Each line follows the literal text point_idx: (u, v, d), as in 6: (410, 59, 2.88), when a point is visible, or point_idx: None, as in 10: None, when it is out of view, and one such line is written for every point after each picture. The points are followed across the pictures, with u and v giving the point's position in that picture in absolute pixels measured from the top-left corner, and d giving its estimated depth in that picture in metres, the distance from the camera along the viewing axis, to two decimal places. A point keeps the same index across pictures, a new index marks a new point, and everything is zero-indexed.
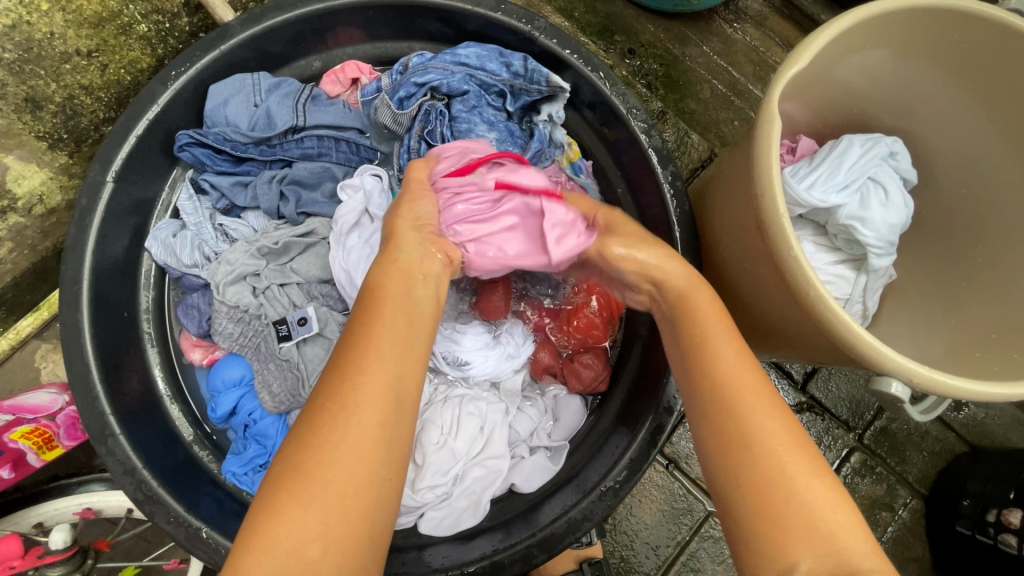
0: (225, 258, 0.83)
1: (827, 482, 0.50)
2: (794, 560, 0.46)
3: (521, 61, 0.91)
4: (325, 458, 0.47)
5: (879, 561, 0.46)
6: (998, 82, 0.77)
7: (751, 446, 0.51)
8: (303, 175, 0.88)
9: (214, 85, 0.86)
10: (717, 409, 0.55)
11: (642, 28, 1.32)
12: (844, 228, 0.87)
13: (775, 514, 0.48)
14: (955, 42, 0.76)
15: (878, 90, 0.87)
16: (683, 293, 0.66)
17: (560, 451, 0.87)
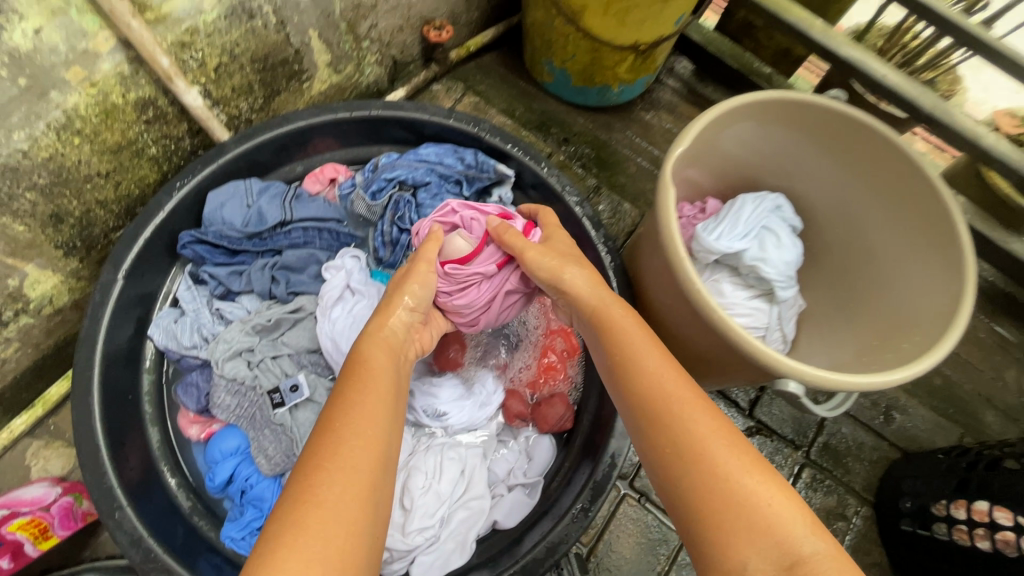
0: (222, 337, 0.94)
1: (767, 471, 0.57)
2: (742, 558, 0.52)
3: (473, 156, 1.11)
4: (318, 511, 0.49)
5: (821, 544, 0.52)
6: (834, 144, 0.99)
7: (693, 446, 0.58)
8: (292, 261, 1.01)
9: (211, 192, 1.00)
10: (662, 418, 0.62)
11: (573, 120, 1.58)
12: (751, 268, 1.05)
13: (729, 517, 0.54)
14: (798, 120, 0.98)
15: (758, 156, 1.09)
16: (623, 322, 0.74)
17: (537, 487, 0.96)
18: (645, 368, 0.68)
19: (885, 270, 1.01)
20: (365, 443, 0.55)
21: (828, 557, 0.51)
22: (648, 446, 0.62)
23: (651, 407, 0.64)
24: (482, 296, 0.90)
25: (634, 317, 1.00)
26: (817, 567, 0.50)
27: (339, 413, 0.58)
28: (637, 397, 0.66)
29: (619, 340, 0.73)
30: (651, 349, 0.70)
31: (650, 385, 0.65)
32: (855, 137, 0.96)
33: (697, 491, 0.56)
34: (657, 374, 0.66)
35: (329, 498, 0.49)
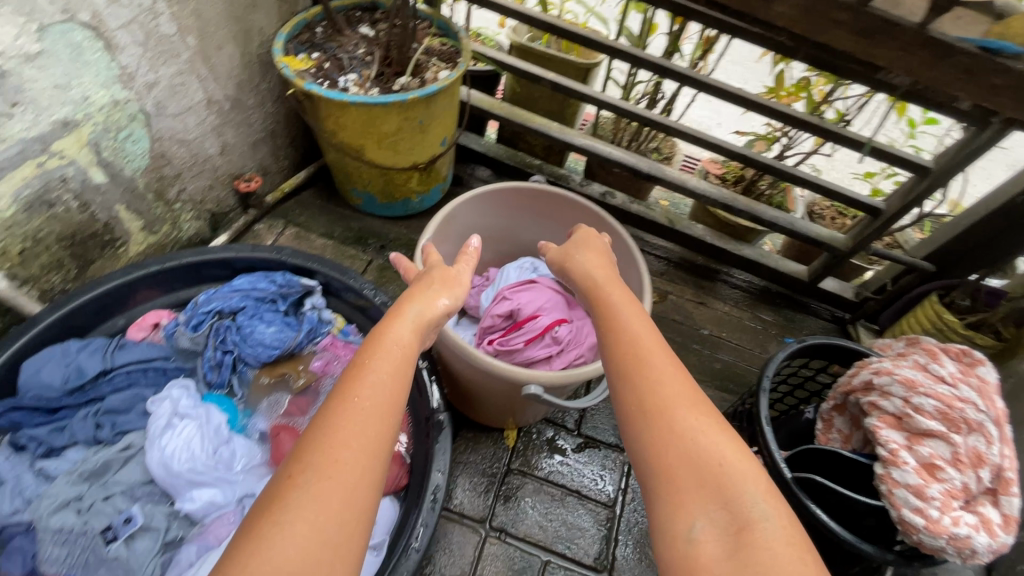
0: (47, 493, 0.98)
1: (714, 428, 0.74)
2: (691, 517, 0.67)
3: (282, 276, 1.30)
4: (337, 467, 0.61)
5: (768, 508, 0.66)
6: (541, 210, 1.39)
7: (655, 400, 0.77)
8: (115, 403, 1.10)
9: (27, 359, 1.08)
10: (643, 376, 0.80)
11: (389, 230, 1.87)
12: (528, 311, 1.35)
13: (682, 468, 0.70)
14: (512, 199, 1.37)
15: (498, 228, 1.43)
16: (615, 299, 0.97)
17: (382, 544, 1.08)
18: (630, 329, 0.89)
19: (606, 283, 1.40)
20: (379, 420, 0.67)
21: (772, 521, 0.64)
22: (620, 392, 0.81)
23: (629, 357, 0.84)
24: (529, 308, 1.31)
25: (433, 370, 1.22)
26: (762, 527, 0.64)
27: (364, 385, 0.69)
28: (630, 352, 0.84)
29: (609, 311, 0.95)
30: (642, 320, 0.91)
31: (630, 342, 0.86)
32: (550, 203, 1.36)
33: (649, 442, 0.74)
34: (640, 337, 0.87)
35: (351, 472, 0.62)
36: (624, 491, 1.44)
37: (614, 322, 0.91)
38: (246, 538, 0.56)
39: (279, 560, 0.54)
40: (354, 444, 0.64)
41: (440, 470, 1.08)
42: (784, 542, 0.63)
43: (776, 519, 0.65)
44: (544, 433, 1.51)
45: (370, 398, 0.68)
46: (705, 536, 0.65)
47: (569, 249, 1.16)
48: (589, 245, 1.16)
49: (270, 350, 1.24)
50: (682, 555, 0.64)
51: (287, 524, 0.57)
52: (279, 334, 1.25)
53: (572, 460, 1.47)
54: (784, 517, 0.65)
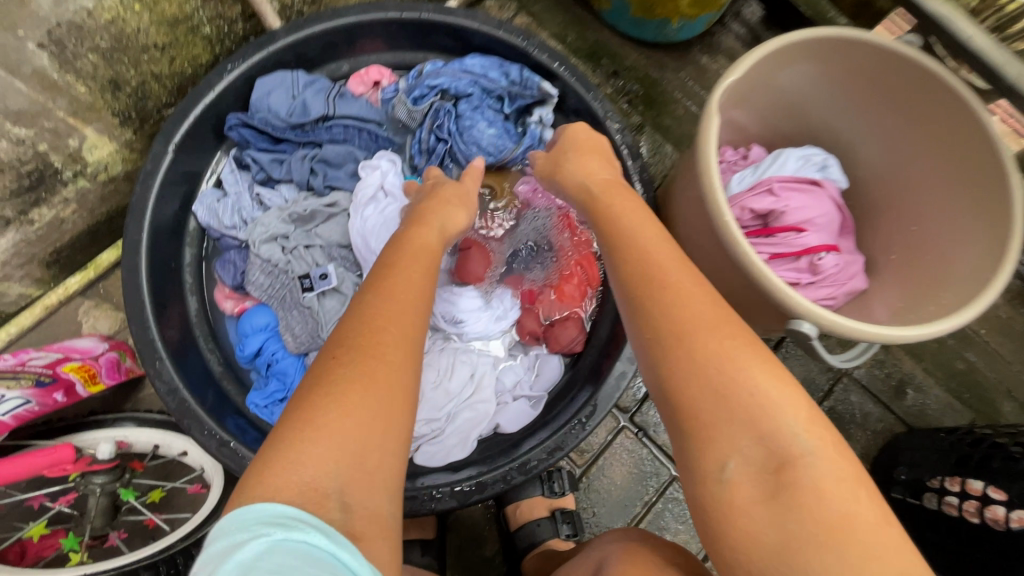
0: (261, 221, 0.99)
1: (748, 368, 0.56)
2: (722, 456, 0.54)
3: (518, 71, 1.08)
4: (371, 379, 0.54)
5: (814, 444, 0.52)
6: (896, 98, 0.93)
7: (679, 321, 0.59)
8: (331, 155, 1.04)
9: (260, 79, 1.01)
10: (646, 300, 0.62)
11: (627, 54, 1.52)
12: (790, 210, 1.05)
13: (710, 394, 0.55)
14: (861, 65, 0.92)
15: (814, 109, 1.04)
16: (614, 217, 0.75)
17: (540, 400, 1.00)
18: (641, 245, 0.68)
19: (933, 236, 0.96)
20: (411, 308, 0.62)
21: (818, 457, 0.51)
22: (640, 317, 0.63)
23: (640, 278, 0.65)
24: (804, 214, 1.01)
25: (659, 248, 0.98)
26: (804, 466, 0.51)
27: (400, 286, 0.64)
28: (642, 276, 0.65)
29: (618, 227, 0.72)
30: (657, 236, 0.69)
31: (652, 269, 0.65)
32: (919, 92, 0.89)
33: (682, 362, 0.57)
34: (653, 253, 0.67)
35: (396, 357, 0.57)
36: None
37: (623, 244, 0.70)
38: (288, 426, 0.51)
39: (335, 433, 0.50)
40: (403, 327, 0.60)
41: (632, 361, 0.91)
42: (831, 481, 0.50)
43: (819, 453, 0.52)
44: None
45: (392, 295, 0.63)
46: (743, 477, 0.53)
47: (567, 156, 0.89)
48: (569, 163, 0.88)
49: (484, 155, 1.08)
50: (713, 496, 0.54)
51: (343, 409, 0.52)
52: (497, 141, 1.08)
53: None
54: (832, 457, 0.51)
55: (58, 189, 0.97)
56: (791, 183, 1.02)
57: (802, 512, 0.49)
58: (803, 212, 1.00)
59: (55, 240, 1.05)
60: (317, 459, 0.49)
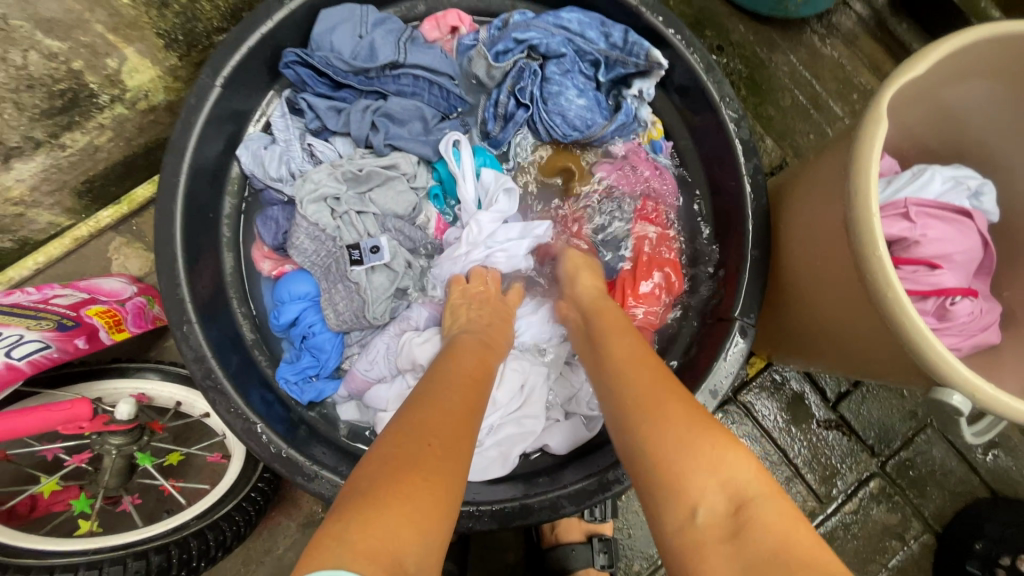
0: (310, 177, 0.87)
1: (715, 438, 0.51)
2: (694, 503, 0.48)
3: (622, 34, 0.92)
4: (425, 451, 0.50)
5: (763, 487, 0.48)
6: None
7: (640, 403, 0.57)
8: (396, 109, 0.91)
9: (324, 11, 0.89)
10: (616, 385, 0.62)
11: (733, 27, 1.31)
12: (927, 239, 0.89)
13: (665, 451, 0.52)
14: None
15: (983, 127, 0.86)
16: (605, 310, 0.78)
17: (596, 421, 0.89)
18: (617, 348, 0.68)
19: None
20: (459, 399, 0.60)
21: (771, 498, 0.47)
22: (613, 407, 0.61)
23: (612, 374, 0.65)
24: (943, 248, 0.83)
25: (760, 265, 0.85)
26: (762, 508, 0.46)
27: (454, 386, 0.62)
28: (611, 370, 0.66)
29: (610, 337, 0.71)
30: (636, 342, 0.68)
31: (630, 363, 0.64)
32: None
33: (644, 433, 0.54)
34: (634, 354, 0.66)
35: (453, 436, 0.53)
36: (846, 496, 1.14)
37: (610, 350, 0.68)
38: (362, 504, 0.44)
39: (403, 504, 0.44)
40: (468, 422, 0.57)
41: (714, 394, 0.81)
42: (780, 519, 0.45)
43: (777, 496, 0.47)
44: (794, 385, 1.15)
45: (440, 395, 0.59)
46: (711, 525, 0.47)
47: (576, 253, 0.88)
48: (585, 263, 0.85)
49: (569, 129, 0.93)
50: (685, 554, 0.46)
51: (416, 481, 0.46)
52: (586, 115, 0.93)
53: (808, 431, 1.15)
54: (787, 504, 0.46)
55: (92, 113, 0.87)
56: (933, 208, 0.85)
57: (751, 545, 0.43)
58: (942, 245, 0.83)
59: (87, 169, 0.96)
60: (387, 528, 0.42)
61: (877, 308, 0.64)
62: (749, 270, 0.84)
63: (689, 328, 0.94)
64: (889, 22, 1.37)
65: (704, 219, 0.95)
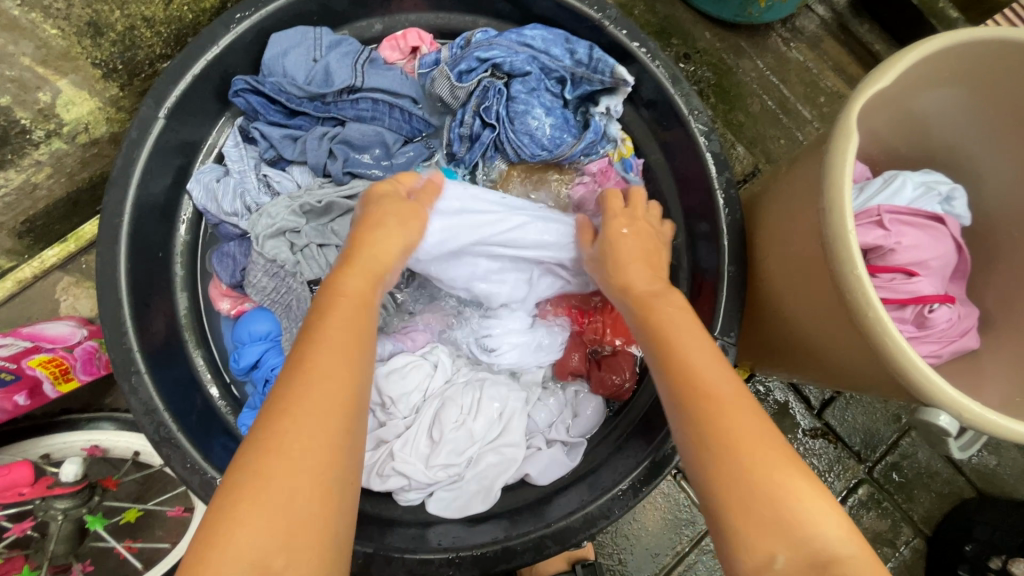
0: (266, 211, 0.83)
1: (796, 486, 0.48)
2: (770, 554, 0.45)
3: (587, 50, 0.90)
4: (277, 459, 0.46)
5: (857, 550, 0.45)
6: None
7: (723, 435, 0.50)
8: (355, 136, 0.87)
9: (275, 34, 0.85)
10: (710, 402, 0.52)
11: (699, 34, 1.31)
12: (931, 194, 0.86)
13: (742, 496, 0.48)
14: (1015, 99, 0.77)
15: (955, 134, 0.86)
16: (678, 322, 0.61)
17: (578, 447, 0.85)
18: (690, 364, 0.56)
19: None
20: (344, 353, 0.52)
21: (865, 562, 0.44)
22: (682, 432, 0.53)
23: (686, 388, 0.54)
24: (917, 258, 0.82)
25: (738, 283, 0.82)
26: (853, 569, 0.44)
27: (330, 329, 0.54)
28: (698, 393, 0.53)
29: (676, 351, 0.58)
30: (703, 347, 0.58)
31: (700, 384, 0.54)
32: None
33: (723, 471, 0.49)
34: (702, 368, 0.55)
35: (311, 414, 0.48)
36: (836, 505, 1.13)
37: (685, 360, 0.56)
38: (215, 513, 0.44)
39: (257, 504, 0.44)
40: (312, 376, 0.50)
41: None
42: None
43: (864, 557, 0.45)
44: (778, 394, 1.14)
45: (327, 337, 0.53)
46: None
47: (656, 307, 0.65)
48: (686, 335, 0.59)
49: (536, 149, 0.90)
50: None
51: (266, 475, 0.45)
52: (555, 134, 0.90)
53: (794, 441, 1.13)
54: (872, 557, 0.45)
55: (26, 150, 0.80)
56: (906, 217, 0.83)
57: None
58: (917, 251, 0.82)
59: (26, 208, 0.89)
60: (240, 553, 0.42)
61: (862, 333, 0.62)
62: (728, 288, 0.82)
63: None
64: (850, 25, 1.38)
65: (679, 233, 0.93)
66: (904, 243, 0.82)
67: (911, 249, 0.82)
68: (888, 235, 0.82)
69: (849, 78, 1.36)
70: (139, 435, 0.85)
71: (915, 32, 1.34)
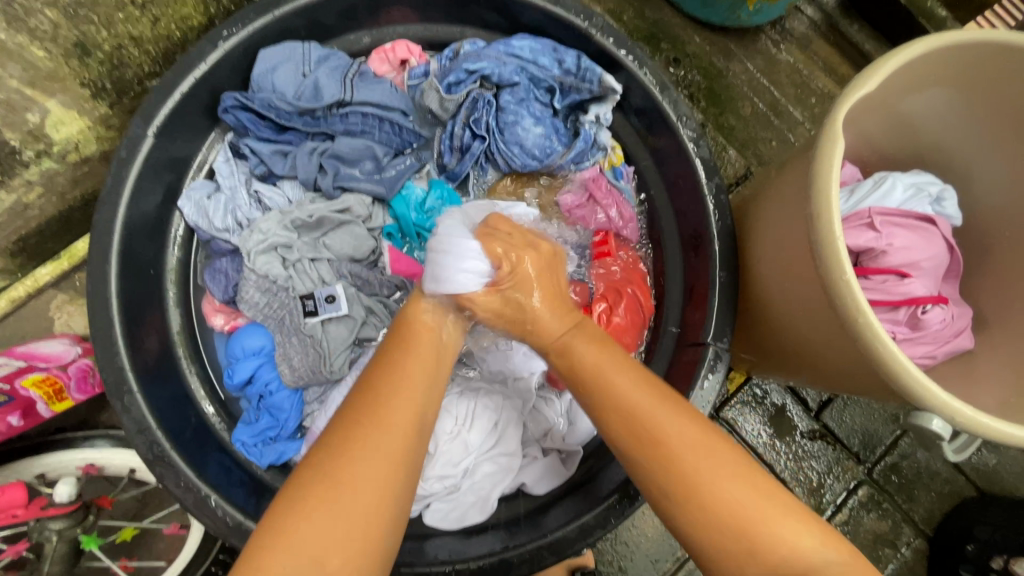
0: (257, 227, 0.83)
1: (778, 511, 0.50)
2: (762, 574, 0.48)
3: (575, 59, 0.90)
4: (357, 476, 0.48)
5: (835, 556, 0.48)
6: None
7: (679, 478, 0.52)
8: (345, 150, 0.87)
9: (263, 50, 0.85)
10: (665, 467, 0.52)
11: (689, 38, 1.31)
12: (921, 190, 0.86)
13: (726, 533, 0.49)
14: (1003, 98, 0.77)
15: (944, 134, 0.86)
16: (605, 365, 0.59)
17: (574, 456, 0.85)
18: (625, 400, 0.56)
19: None
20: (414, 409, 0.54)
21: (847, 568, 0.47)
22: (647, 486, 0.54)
23: (640, 440, 0.54)
24: (908, 261, 0.82)
25: (730, 288, 0.83)
26: None
27: (407, 365, 0.58)
28: (645, 444, 0.54)
29: (606, 383, 0.58)
30: (631, 381, 0.57)
31: (652, 436, 0.54)
32: None
33: (689, 522, 0.51)
34: (655, 416, 0.55)
35: (406, 426, 0.53)
36: (836, 507, 1.12)
37: (610, 401, 0.57)
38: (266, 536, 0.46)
39: (348, 509, 0.47)
40: (394, 406, 0.54)
41: None
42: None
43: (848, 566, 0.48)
44: (775, 397, 1.14)
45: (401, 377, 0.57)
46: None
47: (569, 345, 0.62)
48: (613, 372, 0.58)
49: (527, 158, 0.90)
50: None
51: (334, 496, 0.47)
52: (545, 143, 0.91)
53: (793, 443, 1.13)
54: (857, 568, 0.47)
55: (17, 170, 0.81)
56: (896, 218, 0.83)
57: None
58: (909, 253, 0.82)
59: (18, 227, 0.89)
60: (310, 550, 0.45)
61: (853, 337, 0.62)
62: (720, 293, 0.82)
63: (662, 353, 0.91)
64: (840, 25, 1.38)
65: (670, 240, 0.93)
66: (897, 244, 0.82)
67: (905, 250, 0.82)
68: (882, 236, 0.82)
69: (839, 78, 1.37)
70: (133, 451, 0.85)
71: (904, 31, 1.34)
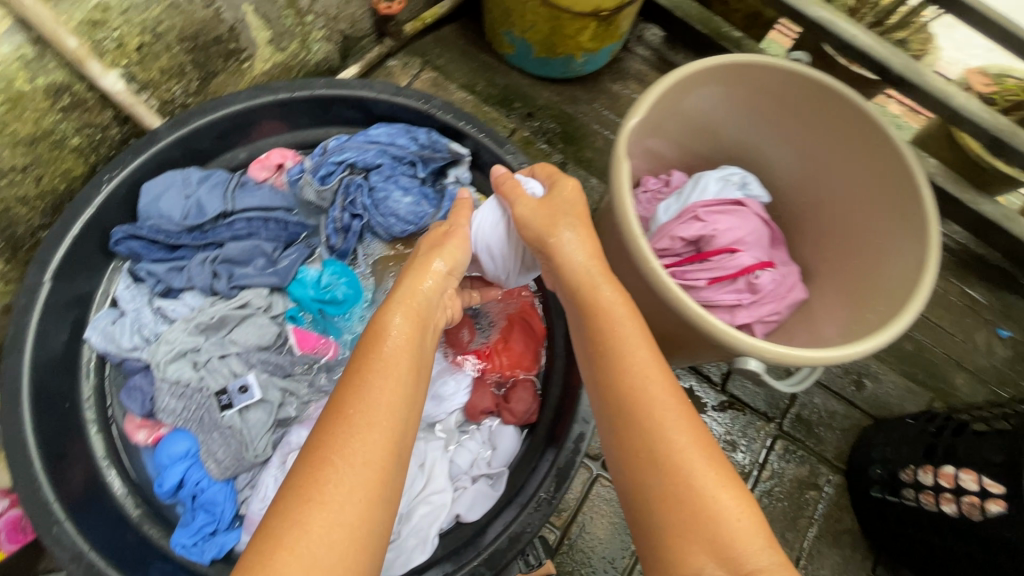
0: (164, 338, 0.90)
1: (717, 494, 0.56)
2: (698, 562, 0.53)
3: (426, 135, 1.05)
4: (331, 483, 0.50)
5: (770, 555, 0.54)
6: (793, 117, 0.97)
7: (648, 444, 0.59)
8: (234, 253, 0.97)
9: (146, 183, 0.95)
10: (639, 424, 0.60)
11: (538, 94, 1.52)
12: (727, 180, 1.05)
13: (679, 512, 0.55)
14: (760, 89, 0.95)
15: (729, 126, 1.04)
16: (614, 309, 0.69)
17: (501, 477, 0.93)
18: (631, 368, 0.64)
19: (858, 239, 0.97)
20: (393, 407, 0.56)
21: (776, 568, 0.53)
22: (622, 446, 0.61)
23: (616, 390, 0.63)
24: (733, 238, 0.99)
25: None
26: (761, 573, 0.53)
27: (375, 389, 0.57)
28: (625, 399, 0.62)
29: (610, 336, 0.67)
30: (638, 345, 0.66)
31: (631, 389, 0.62)
32: (812, 107, 0.93)
33: (643, 487, 0.58)
34: (636, 374, 0.63)
35: (375, 434, 0.54)
36: (760, 466, 1.23)
37: (617, 362, 0.65)
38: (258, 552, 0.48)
39: (334, 501, 0.50)
40: (374, 409, 0.56)
41: (589, 419, 0.87)
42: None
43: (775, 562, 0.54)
44: (683, 380, 1.27)
45: (379, 389, 0.57)
46: None
47: (603, 300, 0.70)
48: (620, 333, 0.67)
49: (404, 225, 1.03)
50: None
51: (322, 489, 0.50)
52: (415, 208, 1.04)
53: (708, 418, 1.25)
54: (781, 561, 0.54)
55: None
56: (713, 207, 1.01)
57: None
58: (731, 233, 0.99)
59: None
60: (322, 536, 0.48)
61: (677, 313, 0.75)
62: None
63: (557, 366, 0.99)
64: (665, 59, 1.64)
65: None
66: (722, 229, 0.99)
67: (727, 232, 0.99)
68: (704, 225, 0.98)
69: None
70: None
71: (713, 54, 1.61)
